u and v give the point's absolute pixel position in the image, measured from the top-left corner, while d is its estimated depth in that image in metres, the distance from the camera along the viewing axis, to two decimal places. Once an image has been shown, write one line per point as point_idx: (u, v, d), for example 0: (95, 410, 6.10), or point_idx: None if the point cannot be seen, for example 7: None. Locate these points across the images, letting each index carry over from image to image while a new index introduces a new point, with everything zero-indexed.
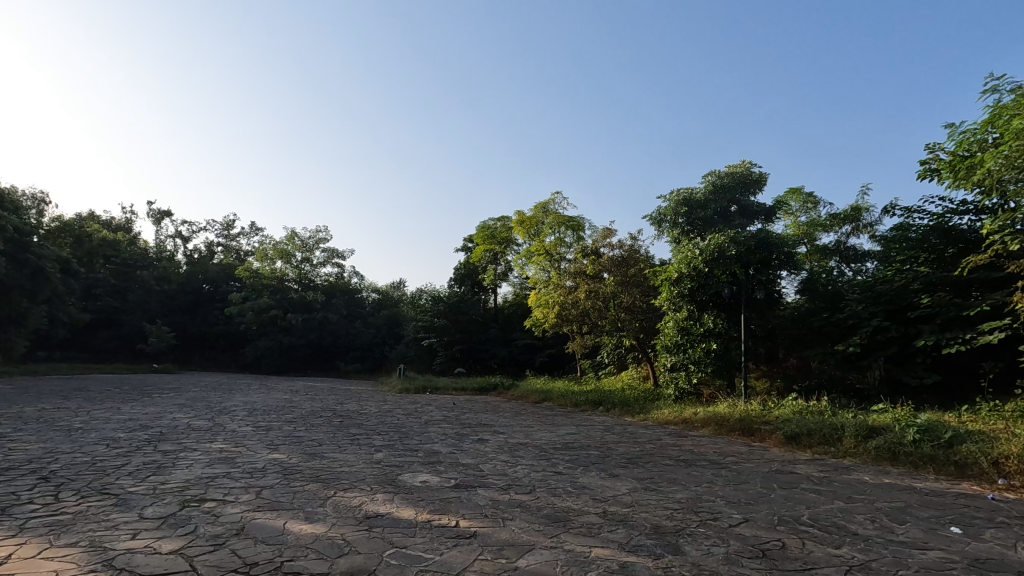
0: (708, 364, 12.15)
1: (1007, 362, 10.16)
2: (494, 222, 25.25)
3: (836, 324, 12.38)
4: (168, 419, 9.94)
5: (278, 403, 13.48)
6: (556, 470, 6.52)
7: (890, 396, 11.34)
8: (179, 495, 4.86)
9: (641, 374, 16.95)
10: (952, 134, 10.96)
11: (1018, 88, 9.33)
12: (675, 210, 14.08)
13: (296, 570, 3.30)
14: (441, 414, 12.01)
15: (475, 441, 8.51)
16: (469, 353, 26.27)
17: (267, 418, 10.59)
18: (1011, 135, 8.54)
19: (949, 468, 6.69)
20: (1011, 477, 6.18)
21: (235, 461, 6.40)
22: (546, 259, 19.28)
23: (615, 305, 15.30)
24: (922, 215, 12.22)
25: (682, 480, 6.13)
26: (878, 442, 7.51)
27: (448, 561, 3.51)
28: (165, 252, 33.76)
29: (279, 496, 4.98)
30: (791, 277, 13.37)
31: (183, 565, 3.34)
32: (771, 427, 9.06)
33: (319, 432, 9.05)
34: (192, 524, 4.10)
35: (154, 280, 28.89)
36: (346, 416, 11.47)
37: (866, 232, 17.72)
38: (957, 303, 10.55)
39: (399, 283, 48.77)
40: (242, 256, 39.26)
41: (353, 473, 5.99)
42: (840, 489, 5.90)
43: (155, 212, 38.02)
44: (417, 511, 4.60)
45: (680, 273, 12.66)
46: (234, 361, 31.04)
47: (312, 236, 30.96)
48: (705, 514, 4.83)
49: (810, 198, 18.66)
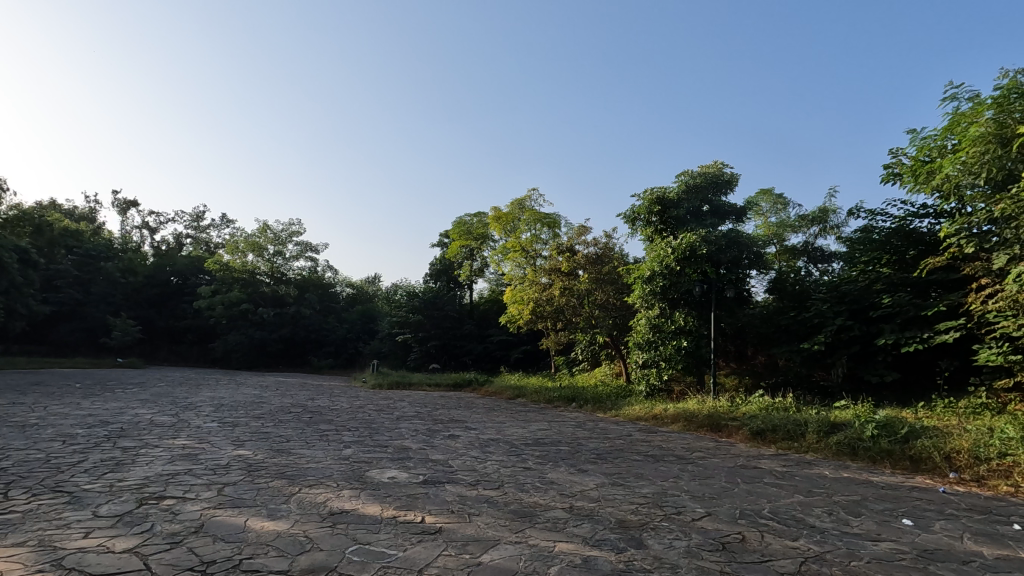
0: (679, 361, 12.28)
1: (962, 360, 10.54)
2: (471, 218, 25.15)
3: (802, 323, 12.71)
4: (130, 414, 9.68)
5: (246, 398, 13.22)
6: (526, 465, 6.55)
7: (852, 393, 11.68)
8: (137, 493, 4.73)
9: (614, 371, 17.13)
10: (914, 140, 11.34)
11: (976, 96, 9.74)
12: (648, 209, 14.17)
13: (255, 569, 3.24)
14: (413, 410, 11.93)
15: (446, 437, 8.50)
16: (444, 350, 26.18)
17: (234, 414, 10.40)
18: (969, 142, 8.96)
19: (904, 462, 6.92)
20: (961, 470, 6.45)
21: (197, 457, 6.25)
22: (522, 257, 19.28)
23: (589, 302, 15.46)
24: (885, 217, 12.67)
25: (649, 476, 6.22)
26: (838, 438, 7.73)
27: (411, 558, 3.50)
28: (131, 243, 32.76)
29: (241, 493, 4.89)
30: (760, 276, 13.70)
31: (136, 565, 3.25)
32: (738, 423, 9.27)
33: (288, 428, 8.91)
34: (149, 522, 4.00)
35: (118, 272, 28.05)
36: (317, 412, 11.31)
37: (833, 233, 18.22)
38: (916, 303, 10.89)
39: (375, 278, 48.40)
40: (213, 249, 38.39)
41: (320, 470, 5.92)
42: (802, 483, 6.07)
43: (121, 203, 36.90)
44: (382, 508, 4.57)
45: (652, 272, 12.80)
46: (203, 356, 30.37)
47: (284, 228, 30.31)
48: (669, 508, 4.91)
49: (780, 199, 19.09)
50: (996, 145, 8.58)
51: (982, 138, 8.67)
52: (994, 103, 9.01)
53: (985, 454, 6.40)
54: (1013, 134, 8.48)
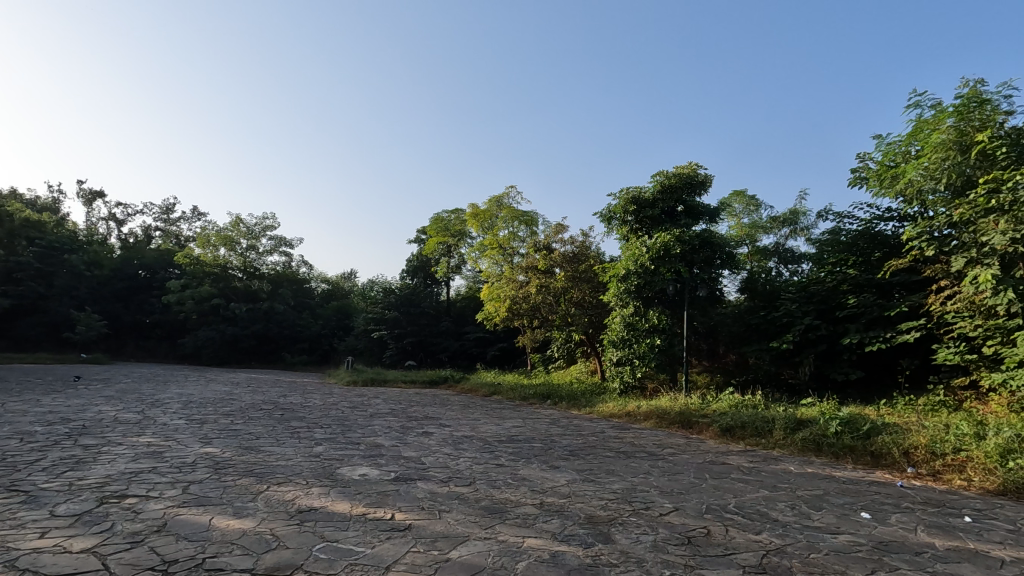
0: (652, 359, 12.40)
1: (922, 358, 10.90)
2: (449, 214, 25.08)
3: (771, 322, 13.01)
4: (94, 411, 9.43)
5: (215, 395, 12.94)
6: (498, 462, 6.58)
7: (818, 390, 12.04)
8: (97, 491, 4.62)
9: (589, 368, 17.32)
10: (879, 146, 11.69)
11: (938, 104, 10.13)
12: (624, 208, 14.28)
13: (219, 567, 3.19)
14: (387, 408, 11.86)
15: (420, 434, 8.48)
16: (420, 347, 26.07)
17: (202, 411, 10.20)
18: (932, 148, 9.34)
19: (865, 458, 7.15)
20: (919, 465, 6.69)
21: (162, 456, 6.12)
22: (499, 254, 19.30)
23: (565, 300, 15.57)
24: (853, 220, 13.07)
25: (619, 472, 6.30)
26: (804, 434, 7.96)
27: (380, 554, 3.50)
28: (97, 235, 31.70)
29: (206, 490, 4.82)
30: (732, 277, 13.96)
31: (94, 565, 3.17)
32: (708, 419, 9.45)
33: (258, 425, 8.77)
34: (108, 522, 3.89)
35: (83, 265, 27.10)
36: (288, 409, 11.15)
37: (803, 235, 18.67)
38: (880, 303, 11.25)
39: (350, 274, 47.91)
40: (183, 242, 37.45)
41: (290, 467, 5.84)
42: (767, 479, 6.21)
43: (86, 193, 35.70)
44: (353, 505, 4.55)
45: (628, 270, 12.94)
46: (171, 352, 29.65)
47: (258, 222, 29.74)
48: (637, 504, 4.99)
49: (753, 201, 19.53)
50: (956, 152, 9.02)
51: (943, 145, 9.11)
52: (955, 111, 9.37)
53: (941, 449, 6.64)
54: (971, 142, 8.94)
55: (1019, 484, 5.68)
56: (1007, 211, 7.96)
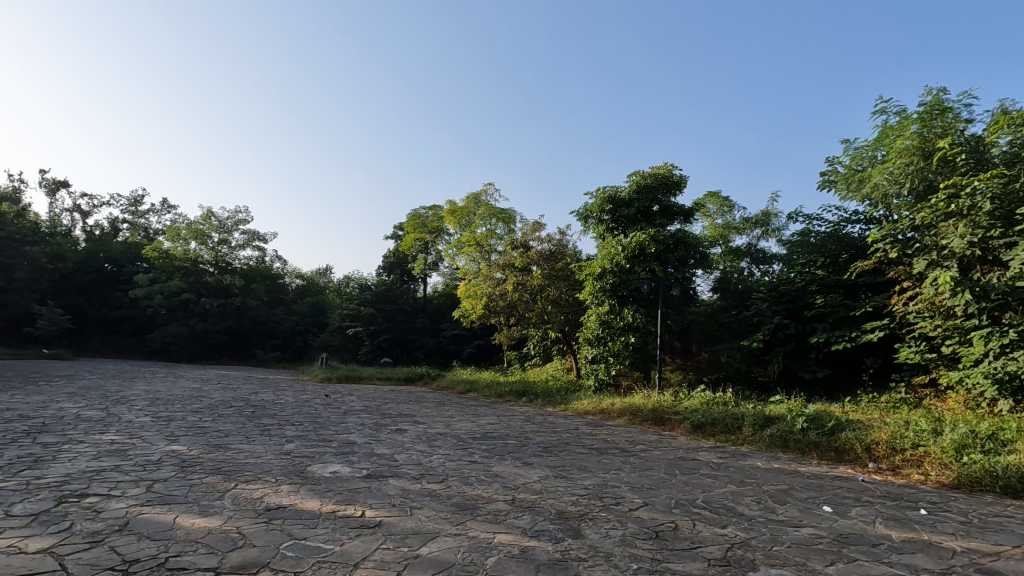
0: (627, 356, 12.58)
1: (885, 357, 11.29)
2: (426, 211, 24.93)
3: (743, 321, 13.25)
4: (54, 408, 9.13)
5: (184, 392, 12.64)
6: (471, 459, 6.59)
7: (786, 388, 12.38)
8: (55, 490, 4.48)
9: (565, 366, 17.47)
10: (847, 150, 12.04)
11: (903, 110, 10.48)
12: (600, 207, 14.40)
13: (183, 567, 3.14)
14: (361, 405, 11.73)
15: (393, 432, 8.41)
16: (396, 344, 25.93)
17: (169, 409, 9.95)
18: (897, 154, 9.67)
19: (830, 453, 7.36)
20: (880, 460, 6.91)
21: (127, 453, 5.98)
22: (476, 251, 19.28)
23: (542, 298, 15.61)
24: (822, 222, 13.44)
25: (591, 468, 6.37)
26: (771, 431, 8.15)
27: (348, 552, 3.47)
28: (61, 227, 30.62)
29: (171, 489, 4.72)
30: (706, 276, 14.24)
31: (51, 565, 3.09)
32: (679, 416, 9.59)
33: (227, 422, 8.60)
34: (67, 522, 3.78)
35: (45, 258, 26.11)
36: (260, 406, 10.95)
37: (774, 236, 19.10)
38: (847, 304, 11.60)
39: (326, 270, 47.33)
40: (152, 236, 36.44)
41: (259, 465, 5.75)
42: (735, 474, 6.35)
43: (50, 183, 34.44)
44: (322, 503, 4.50)
45: (603, 269, 13.03)
46: (139, 347, 28.91)
47: (230, 216, 29.10)
48: (609, 499, 5.05)
49: (726, 202, 19.90)
50: (919, 158, 9.38)
51: (908, 151, 9.44)
52: (918, 118, 9.76)
53: (900, 444, 6.87)
54: (933, 148, 9.29)
55: (972, 478, 5.91)
56: (965, 216, 8.31)
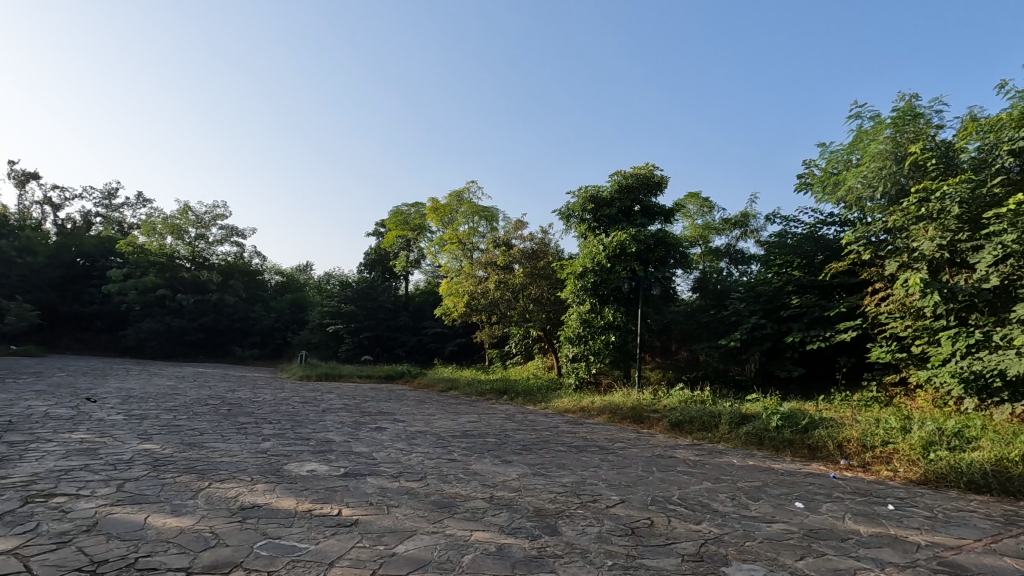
0: (607, 355, 12.67)
1: (857, 356, 11.56)
2: (408, 208, 24.80)
3: (721, 321, 13.42)
4: (21, 406, 8.91)
5: (158, 390, 12.39)
6: (450, 457, 6.59)
7: (762, 387, 12.61)
8: (21, 490, 4.37)
9: (546, 364, 17.52)
10: (823, 154, 12.28)
11: (877, 115, 10.73)
12: (582, 206, 14.49)
13: (153, 567, 3.09)
14: (340, 403, 11.62)
15: (373, 430, 8.36)
16: (377, 342, 25.84)
17: (143, 406, 9.74)
18: (871, 158, 9.91)
19: (803, 450, 7.49)
20: (851, 457, 7.06)
21: (97, 452, 5.84)
22: (458, 249, 19.19)
23: (523, 296, 15.63)
24: (798, 224, 13.67)
25: (570, 465, 6.42)
26: (747, 428, 8.28)
27: (323, 551, 3.45)
28: (31, 220, 29.73)
29: (142, 488, 4.62)
30: (686, 276, 14.39)
31: (14, 566, 3.02)
32: (658, 414, 9.71)
33: (202, 421, 8.45)
34: (33, 522, 3.70)
35: (14, 252, 25.35)
36: (236, 405, 10.78)
37: (752, 237, 19.38)
38: (821, 304, 11.85)
39: (305, 267, 46.82)
40: (126, 230, 35.62)
41: (234, 464, 5.67)
42: (710, 471, 6.45)
43: (19, 174, 33.45)
44: (298, 501, 4.46)
45: (584, 268, 13.07)
46: (112, 344, 28.28)
47: (208, 211, 28.55)
48: (585, 496, 5.09)
49: (706, 202, 20.14)
50: (891, 162, 9.63)
51: (881, 156, 9.69)
52: (892, 123, 9.97)
53: (871, 442, 7.03)
54: (905, 153, 9.54)
55: (938, 473, 6.09)
56: (935, 219, 8.54)
